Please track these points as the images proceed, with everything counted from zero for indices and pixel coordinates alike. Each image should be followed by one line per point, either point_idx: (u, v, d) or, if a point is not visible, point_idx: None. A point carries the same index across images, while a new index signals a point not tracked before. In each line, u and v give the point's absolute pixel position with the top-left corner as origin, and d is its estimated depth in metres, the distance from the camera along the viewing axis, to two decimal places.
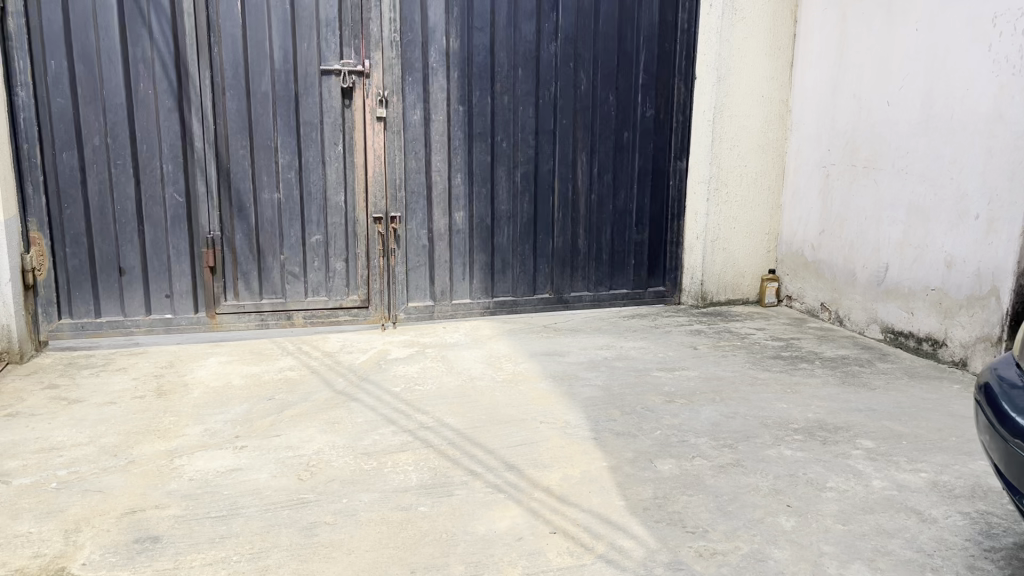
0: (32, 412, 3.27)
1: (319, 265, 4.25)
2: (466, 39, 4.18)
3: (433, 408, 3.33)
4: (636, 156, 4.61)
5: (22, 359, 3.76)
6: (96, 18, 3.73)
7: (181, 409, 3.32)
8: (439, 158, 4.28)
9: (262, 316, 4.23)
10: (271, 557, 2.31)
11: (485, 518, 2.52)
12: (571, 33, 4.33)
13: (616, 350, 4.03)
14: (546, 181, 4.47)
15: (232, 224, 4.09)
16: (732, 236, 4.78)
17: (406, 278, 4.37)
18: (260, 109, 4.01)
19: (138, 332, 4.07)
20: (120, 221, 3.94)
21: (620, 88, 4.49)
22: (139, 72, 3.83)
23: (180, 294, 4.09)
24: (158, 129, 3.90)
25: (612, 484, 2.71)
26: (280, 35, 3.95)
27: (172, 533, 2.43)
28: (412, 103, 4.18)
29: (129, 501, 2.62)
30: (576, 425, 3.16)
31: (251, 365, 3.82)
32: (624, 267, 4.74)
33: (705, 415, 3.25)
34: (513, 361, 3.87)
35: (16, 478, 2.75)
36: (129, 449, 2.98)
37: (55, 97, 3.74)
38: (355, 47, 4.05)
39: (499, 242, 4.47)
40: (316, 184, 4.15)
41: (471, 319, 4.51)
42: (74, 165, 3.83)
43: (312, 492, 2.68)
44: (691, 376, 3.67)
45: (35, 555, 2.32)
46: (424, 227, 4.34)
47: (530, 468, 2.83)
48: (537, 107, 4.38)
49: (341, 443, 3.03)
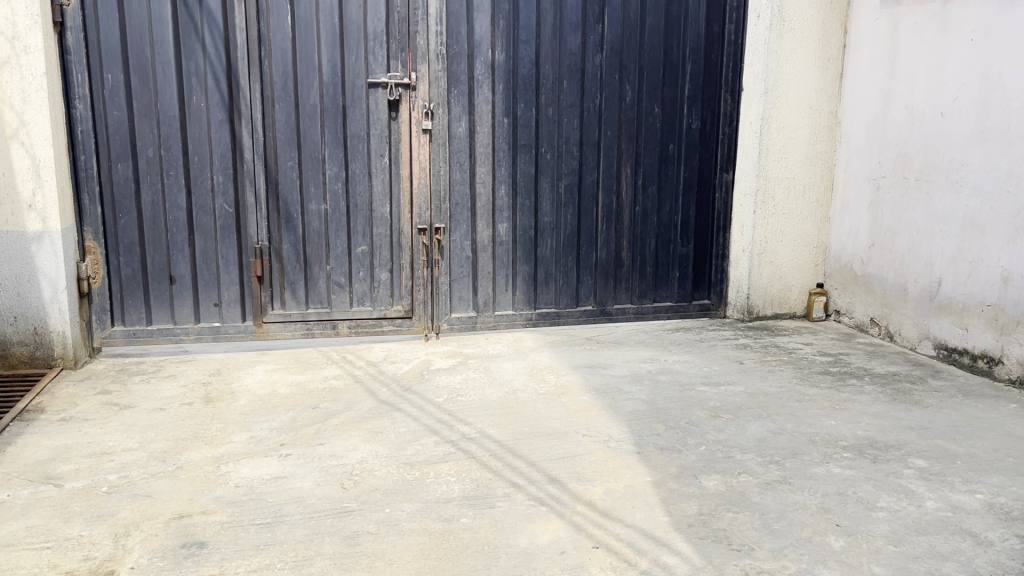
0: (85, 417, 3.34)
1: (364, 276, 4.28)
2: (512, 51, 4.20)
3: (475, 419, 3.33)
4: (682, 169, 4.57)
5: (77, 364, 3.86)
6: (151, 32, 3.83)
7: (228, 417, 3.36)
8: (484, 170, 4.29)
9: (308, 326, 4.27)
10: (315, 566, 2.33)
11: (527, 531, 2.51)
12: (617, 44, 4.33)
13: (660, 364, 3.99)
14: (590, 193, 4.46)
15: (281, 234, 4.15)
16: (779, 249, 4.71)
17: (450, 288, 4.39)
18: (308, 122, 4.06)
19: (187, 340, 4.14)
20: (171, 230, 4.02)
21: (666, 100, 4.47)
22: (193, 85, 3.92)
23: (229, 303, 4.15)
24: (209, 140, 3.98)
25: (656, 500, 2.68)
26: (329, 48, 4.00)
27: (218, 539, 2.46)
28: (457, 115, 4.21)
29: (177, 506, 2.66)
30: (619, 439, 3.13)
31: (296, 373, 3.86)
32: (668, 279, 4.70)
33: (751, 431, 3.20)
34: (556, 373, 3.86)
35: (68, 482, 2.82)
36: (177, 455, 3.03)
37: (111, 110, 3.86)
38: (402, 60, 4.09)
39: (542, 253, 4.46)
40: (362, 196, 4.19)
41: (514, 330, 4.51)
42: (129, 176, 3.93)
43: (355, 500, 2.70)
44: (737, 392, 3.62)
45: (85, 558, 2.37)
46: (468, 239, 4.36)
47: (572, 481, 2.81)
48: (582, 118, 4.37)
49: (384, 453, 3.04)
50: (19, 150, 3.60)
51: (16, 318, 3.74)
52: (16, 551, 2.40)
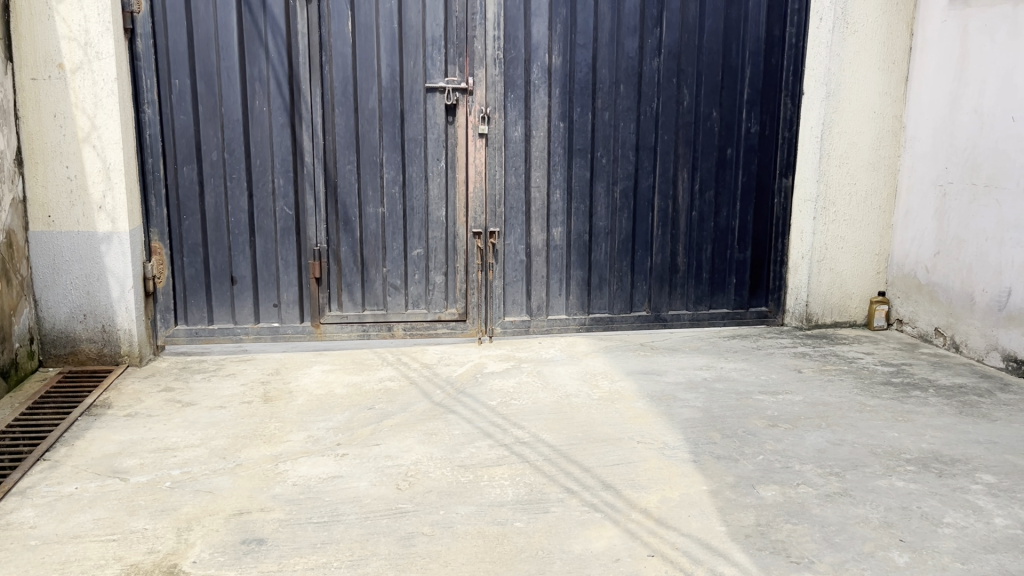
0: (149, 413, 3.44)
1: (419, 278, 4.31)
2: (569, 55, 4.20)
3: (529, 424, 3.33)
4: (739, 173, 4.51)
5: (142, 362, 3.98)
6: (217, 39, 3.92)
7: (287, 416, 3.42)
8: (539, 174, 4.29)
9: (364, 327, 4.32)
10: (370, 566, 2.35)
11: (581, 537, 2.50)
12: (675, 48, 4.29)
13: (716, 371, 3.94)
14: (645, 198, 4.43)
15: (339, 236, 4.20)
16: (840, 256, 4.61)
17: (503, 291, 4.39)
18: (366, 125, 4.11)
19: (246, 340, 4.22)
20: (233, 231, 4.11)
21: (724, 104, 4.42)
22: (256, 89, 4.00)
23: (288, 304, 4.22)
24: (270, 144, 4.05)
25: (712, 509, 2.64)
26: (388, 53, 4.05)
27: (276, 536, 2.51)
28: (514, 119, 4.22)
29: (237, 502, 2.72)
30: (675, 446, 3.10)
31: (353, 374, 3.91)
32: (724, 285, 4.63)
33: (811, 441, 3.14)
34: (610, 379, 3.84)
35: (134, 476, 2.89)
36: (237, 452, 3.09)
37: (178, 114, 3.96)
38: (459, 64, 4.12)
39: (597, 258, 4.44)
40: (419, 199, 4.23)
41: (567, 335, 4.49)
42: (194, 179, 4.03)
43: (410, 502, 2.72)
44: (795, 401, 3.55)
45: (149, 551, 2.43)
46: (522, 243, 4.36)
47: (626, 488, 2.79)
48: (638, 122, 4.34)
49: (439, 455, 3.06)
50: (90, 153, 3.74)
51: (87, 316, 3.86)
52: (84, 542, 2.48)
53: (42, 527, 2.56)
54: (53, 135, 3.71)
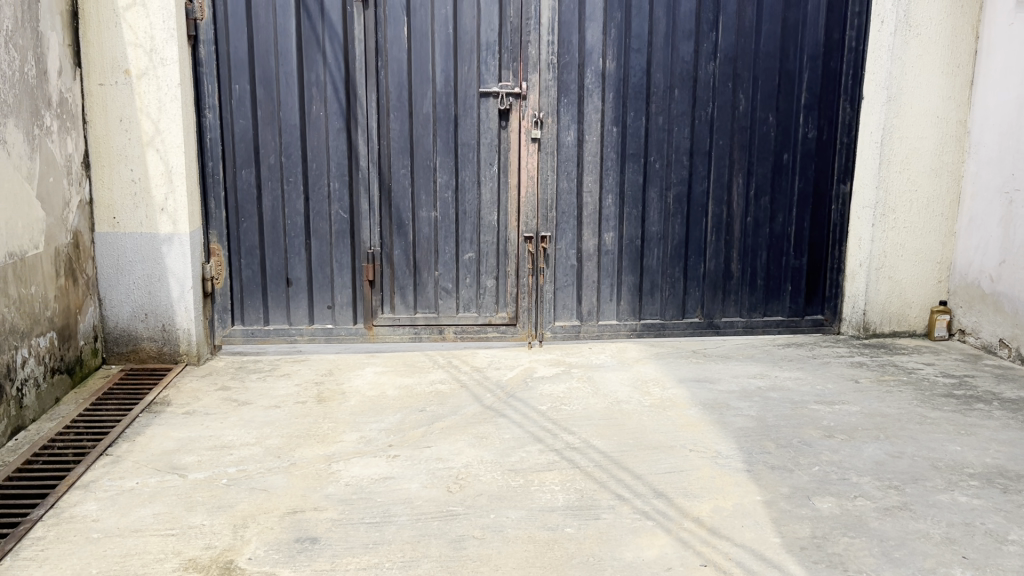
0: (207, 412, 3.51)
1: (470, 282, 4.33)
2: (623, 60, 4.18)
3: (580, 429, 3.32)
4: (796, 179, 4.44)
5: (200, 361, 4.07)
6: (276, 44, 3.99)
7: (340, 417, 3.46)
8: (591, 179, 4.28)
9: (416, 330, 4.35)
10: (422, 567, 2.37)
11: (632, 544, 2.48)
12: (731, 52, 4.25)
13: (770, 380, 3.88)
14: (699, 203, 4.38)
15: (392, 239, 4.24)
16: (899, 264, 4.50)
17: (554, 296, 4.39)
18: (421, 129, 4.14)
19: (301, 340, 4.28)
20: (289, 234, 4.18)
21: (781, 109, 4.35)
22: (313, 94, 4.06)
23: (341, 306, 4.28)
24: (327, 148, 4.11)
25: (766, 520, 2.60)
26: (442, 58, 4.08)
27: (329, 535, 2.54)
28: (567, 123, 4.22)
29: (291, 501, 2.76)
30: (728, 455, 3.06)
31: (404, 376, 3.94)
32: (779, 293, 4.56)
33: (869, 453, 3.07)
34: (661, 386, 3.80)
35: (192, 473, 2.96)
36: (291, 451, 3.13)
37: (238, 119, 4.05)
38: (513, 70, 4.13)
39: (648, 263, 4.41)
40: (471, 204, 4.25)
41: (617, 340, 4.47)
42: (252, 182, 4.11)
43: (460, 504, 2.73)
44: (852, 412, 3.48)
45: (206, 546, 2.48)
46: (574, 247, 4.35)
47: (679, 497, 2.76)
48: (693, 127, 4.30)
49: (489, 459, 3.07)
50: (154, 156, 3.84)
51: (148, 316, 3.96)
52: (144, 536, 2.54)
53: (104, 521, 2.63)
54: (119, 139, 3.83)
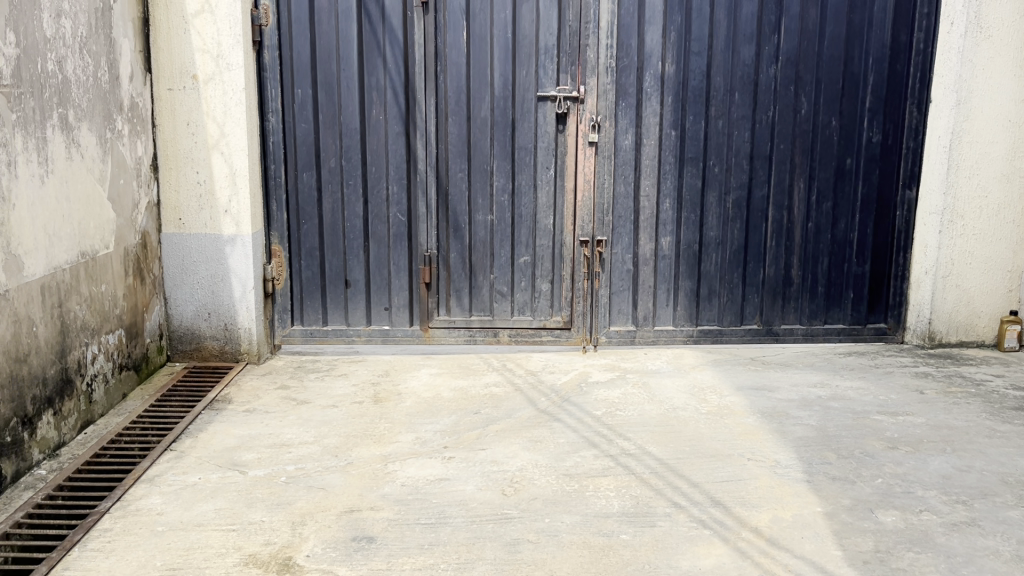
0: (267, 410, 3.57)
1: (525, 285, 4.34)
2: (683, 63, 4.15)
3: (635, 435, 3.29)
4: (859, 184, 4.34)
5: (260, 360, 4.14)
6: (338, 50, 4.06)
7: (396, 417, 3.49)
8: (649, 183, 4.25)
9: (471, 333, 4.36)
10: (477, 569, 2.38)
11: (689, 553, 2.45)
12: (794, 55, 4.18)
13: (831, 390, 3.79)
14: (759, 208, 4.32)
15: (448, 242, 4.27)
16: (967, 272, 4.37)
17: (610, 300, 4.36)
18: (478, 133, 4.17)
19: (358, 341, 4.33)
20: (348, 237, 4.24)
21: (844, 113, 4.26)
22: (373, 98, 4.11)
23: (398, 308, 4.32)
24: (385, 152, 4.16)
25: (827, 532, 2.55)
26: (501, 62, 4.10)
27: (386, 535, 2.56)
28: (625, 127, 4.20)
29: (348, 500, 2.79)
30: (788, 465, 3.01)
31: (459, 379, 3.96)
32: (840, 301, 4.46)
33: (935, 467, 2.98)
34: (719, 394, 3.75)
35: (252, 470, 3.01)
36: (348, 451, 3.17)
37: (300, 123, 4.12)
38: (572, 74, 4.12)
39: (706, 268, 4.36)
40: (527, 207, 4.25)
41: (673, 346, 4.42)
42: (313, 185, 4.18)
43: (515, 508, 2.73)
44: (917, 424, 3.38)
45: (266, 543, 2.53)
46: (630, 251, 4.32)
47: (736, 506, 2.72)
48: (754, 131, 4.24)
49: (544, 463, 3.06)
50: (219, 159, 3.93)
51: (210, 315, 4.06)
52: (206, 531, 2.60)
53: (168, 514, 2.70)
54: (186, 143, 3.93)
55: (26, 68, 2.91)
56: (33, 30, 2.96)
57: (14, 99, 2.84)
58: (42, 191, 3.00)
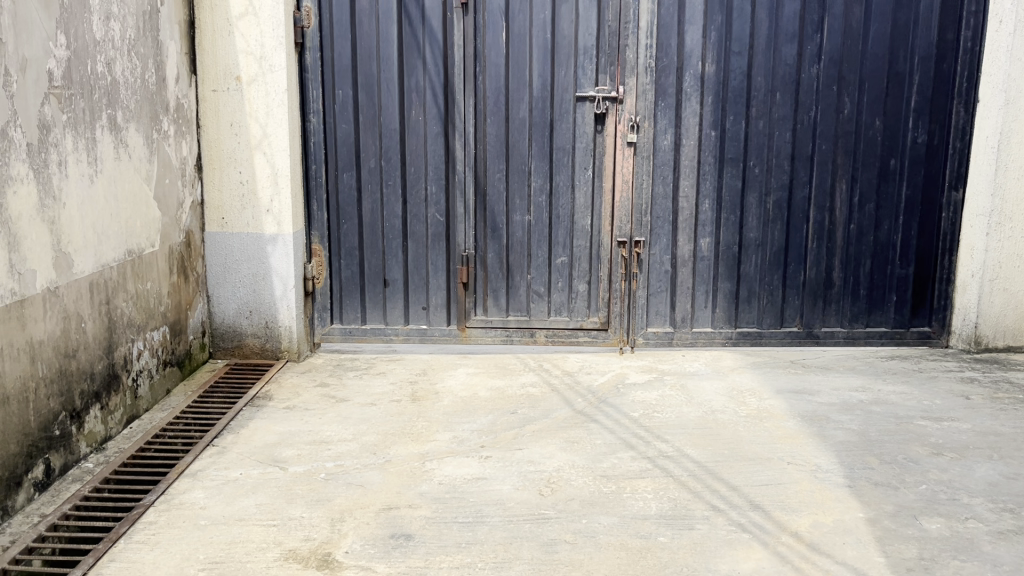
0: (306, 407, 3.62)
1: (562, 286, 4.33)
2: (723, 63, 4.11)
3: (673, 437, 3.27)
4: (904, 186, 4.27)
5: (300, 358, 4.19)
6: (378, 51, 4.09)
7: (433, 416, 3.51)
8: (688, 184, 4.23)
9: (508, 333, 4.37)
10: (514, 569, 2.38)
11: (728, 557, 2.43)
12: (837, 54, 4.12)
13: (873, 394, 3.74)
14: (801, 209, 4.27)
15: (486, 243, 4.28)
16: (1016, 275, 4.26)
17: (647, 301, 4.34)
18: (517, 133, 4.17)
19: (396, 340, 4.36)
20: (387, 236, 4.27)
21: (889, 113, 4.20)
22: (412, 99, 4.14)
23: (436, 307, 4.34)
24: (425, 152, 4.19)
25: (870, 538, 2.51)
26: (540, 63, 4.10)
27: (423, 533, 2.58)
28: (664, 127, 4.17)
29: (387, 497, 2.81)
30: (829, 470, 2.97)
31: (496, 378, 3.97)
32: (883, 303, 4.39)
33: (981, 473, 2.92)
34: (758, 397, 3.71)
35: (292, 466, 3.05)
36: (387, 449, 3.20)
37: (340, 123, 4.17)
38: (611, 74, 4.11)
39: (746, 270, 4.32)
40: (565, 208, 4.25)
41: (712, 349, 4.38)
42: (352, 185, 4.22)
43: (552, 508, 2.73)
44: (963, 430, 3.32)
45: (306, 538, 2.56)
46: (668, 252, 4.30)
47: (776, 510, 2.69)
48: (795, 131, 4.19)
49: (581, 463, 3.06)
50: (261, 159, 3.98)
51: (252, 313, 4.12)
52: (247, 526, 2.64)
53: (210, 508, 2.74)
54: (229, 143, 3.99)
55: (76, 70, 2.98)
56: (83, 32, 3.03)
57: (65, 99, 2.91)
58: (92, 190, 3.07)
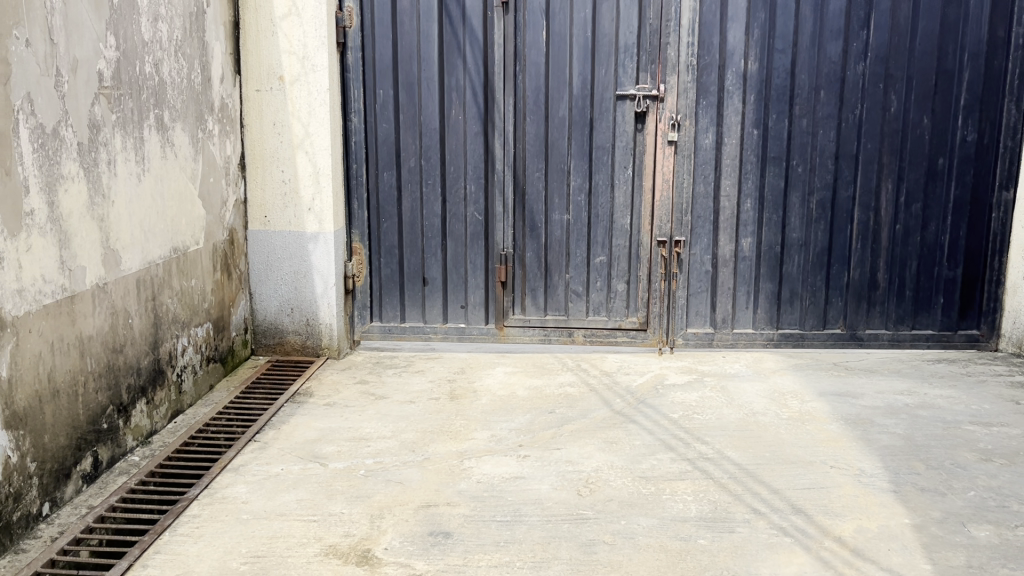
0: (346, 404, 3.65)
1: (601, 285, 4.31)
2: (766, 61, 4.06)
3: (713, 439, 3.24)
4: (952, 185, 4.18)
5: (340, 355, 4.23)
6: (419, 51, 4.11)
7: (472, 414, 3.52)
8: (730, 183, 4.18)
9: (546, 332, 4.36)
10: (552, 569, 2.38)
11: (770, 561, 2.40)
12: (883, 51, 4.05)
13: (919, 397, 3.66)
14: (845, 209, 4.20)
15: (525, 242, 4.28)
16: None
17: (687, 302, 4.30)
18: (556, 132, 4.16)
19: (434, 338, 4.38)
20: (426, 235, 4.29)
21: (937, 111, 4.11)
22: (452, 98, 4.15)
23: (474, 306, 4.35)
24: (464, 151, 4.20)
25: (916, 544, 2.46)
26: (580, 62, 4.09)
27: (462, 531, 2.58)
28: (705, 126, 4.14)
29: (425, 495, 2.82)
30: (873, 474, 2.91)
31: (534, 378, 3.96)
32: (930, 305, 4.30)
33: None
34: (800, 399, 3.66)
35: (332, 462, 3.08)
36: (426, 446, 3.21)
37: (381, 123, 4.19)
38: (652, 72, 4.09)
39: (788, 271, 4.26)
40: (604, 207, 4.23)
41: (753, 350, 4.33)
42: (393, 184, 4.25)
43: (591, 508, 2.72)
44: (1012, 435, 3.24)
45: (346, 534, 2.58)
46: (709, 252, 4.26)
47: (819, 514, 2.65)
48: (839, 130, 4.13)
49: (620, 464, 3.04)
50: (304, 158, 4.02)
51: (293, 310, 4.16)
52: (288, 521, 2.66)
53: (252, 503, 2.78)
54: (272, 142, 4.04)
55: (126, 70, 3.03)
56: (132, 34, 3.08)
57: (115, 99, 2.96)
58: (139, 189, 3.13)
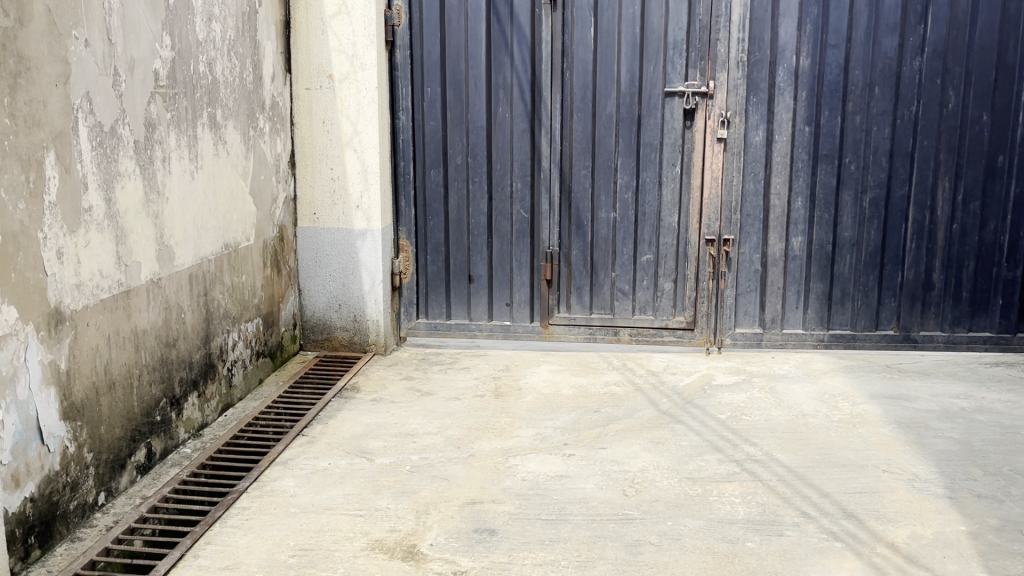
0: (392, 399, 3.67)
1: (648, 284, 4.28)
2: (818, 56, 3.99)
3: (761, 441, 3.20)
4: (1012, 184, 4.05)
5: (386, 351, 4.26)
6: (466, 49, 4.12)
7: (517, 412, 3.52)
8: (780, 181, 4.11)
9: (591, 330, 4.34)
10: (598, 568, 2.37)
11: (820, 566, 2.36)
12: (940, 46, 3.95)
13: (976, 401, 3.57)
14: (899, 208, 4.11)
15: (571, 240, 4.27)
16: None
17: (735, 301, 4.25)
18: (603, 130, 4.14)
19: (480, 336, 4.39)
20: (473, 233, 4.30)
21: (997, 107, 3.99)
22: (499, 96, 4.16)
23: (519, 304, 4.35)
24: (511, 149, 4.20)
25: (972, 552, 2.40)
26: (628, 59, 4.06)
27: (507, 528, 2.58)
28: (755, 123, 4.08)
29: (470, 492, 2.83)
30: (927, 479, 2.85)
31: (580, 376, 3.95)
32: (987, 307, 4.18)
33: None
34: (851, 401, 3.59)
35: (379, 457, 3.11)
36: (471, 443, 3.22)
37: (428, 121, 4.21)
38: (701, 69, 4.04)
39: (839, 270, 4.18)
40: (651, 205, 4.19)
41: (803, 351, 4.26)
42: (440, 182, 4.27)
43: (636, 509, 2.70)
44: None
45: (392, 529, 2.60)
46: (758, 251, 4.19)
47: (871, 519, 2.60)
48: (894, 127, 4.04)
49: (666, 465, 3.01)
50: (352, 156, 4.06)
51: (341, 306, 4.21)
52: (335, 515, 2.69)
53: (300, 497, 2.81)
54: (321, 140, 4.08)
55: (180, 70, 3.09)
56: (187, 34, 3.14)
57: (169, 98, 3.02)
58: (193, 185, 3.19)
